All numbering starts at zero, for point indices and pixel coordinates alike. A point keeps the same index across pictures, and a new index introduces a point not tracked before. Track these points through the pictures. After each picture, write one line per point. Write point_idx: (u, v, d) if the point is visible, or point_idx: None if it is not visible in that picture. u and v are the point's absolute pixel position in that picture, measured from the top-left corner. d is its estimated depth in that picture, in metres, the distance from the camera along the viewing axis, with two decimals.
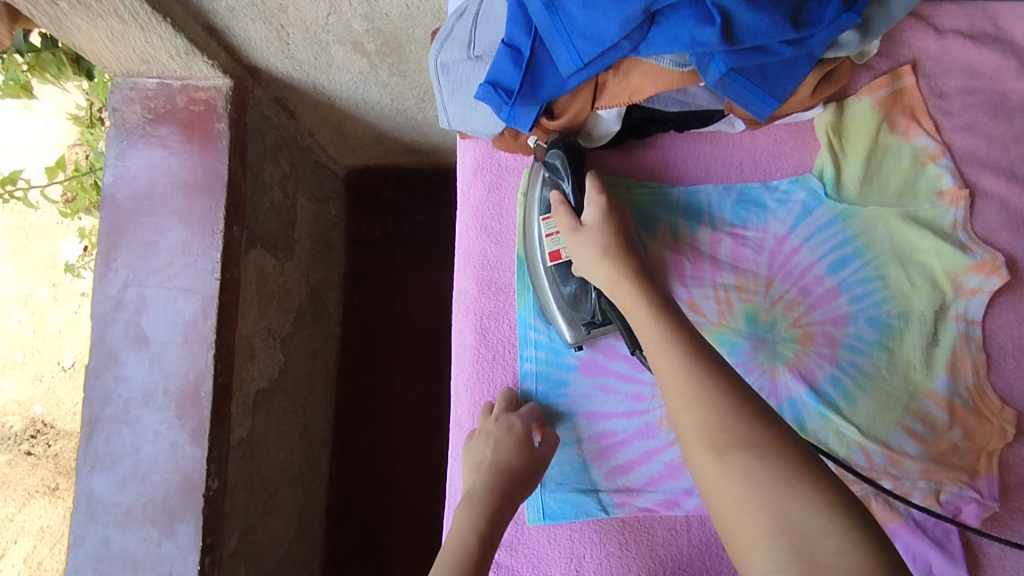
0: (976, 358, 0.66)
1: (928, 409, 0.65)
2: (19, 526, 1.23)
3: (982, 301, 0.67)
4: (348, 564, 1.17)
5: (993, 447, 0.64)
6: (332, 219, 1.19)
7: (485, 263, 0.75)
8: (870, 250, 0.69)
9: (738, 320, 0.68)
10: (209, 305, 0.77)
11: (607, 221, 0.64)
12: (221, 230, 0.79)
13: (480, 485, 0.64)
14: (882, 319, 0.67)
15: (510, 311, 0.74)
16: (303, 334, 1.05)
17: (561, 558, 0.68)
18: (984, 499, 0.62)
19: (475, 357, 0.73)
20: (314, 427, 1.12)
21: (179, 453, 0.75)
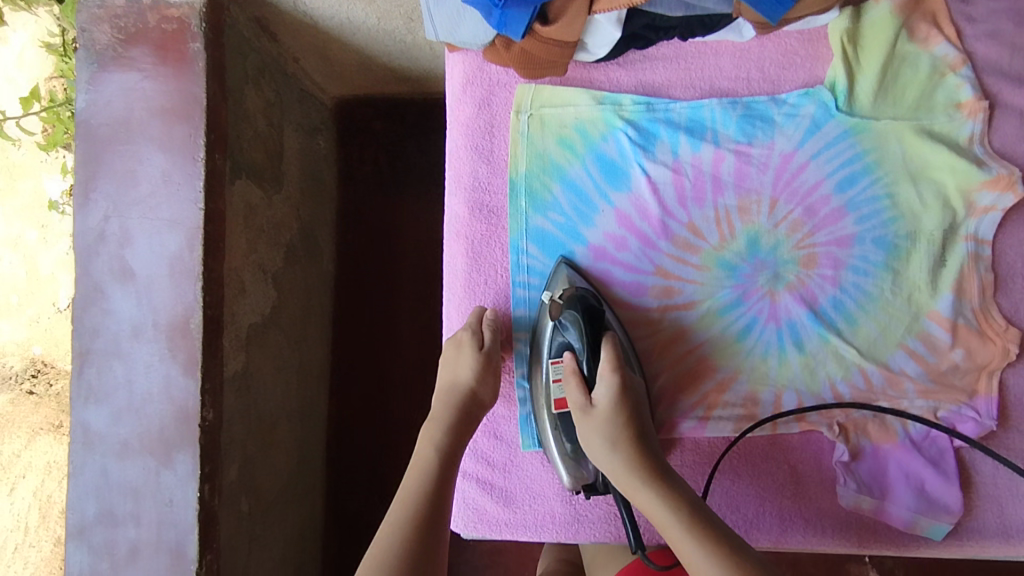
0: (983, 278, 0.68)
1: (931, 330, 0.69)
2: (25, 462, 1.25)
3: (995, 219, 0.68)
4: (350, 495, 1.20)
5: (995, 367, 0.67)
6: (321, 152, 1.15)
7: (476, 186, 0.74)
8: (881, 167, 0.70)
9: (740, 241, 0.71)
10: (194, 235, 0.75)
11: (615, 411, 0.66)
12: (203, 157, 0.75)
13: (445, 404, 0.70)
14: (889, 240, 0.69)
15: (502, 236, 0.74)
16: (295, 269, 1.04)
17: (555, 476, 0.74)
18: (980, 417, 0.67)
19: (466, 283, 0.74)
20: (311, 363, 1.12)
21: (172, 385, 0.74)
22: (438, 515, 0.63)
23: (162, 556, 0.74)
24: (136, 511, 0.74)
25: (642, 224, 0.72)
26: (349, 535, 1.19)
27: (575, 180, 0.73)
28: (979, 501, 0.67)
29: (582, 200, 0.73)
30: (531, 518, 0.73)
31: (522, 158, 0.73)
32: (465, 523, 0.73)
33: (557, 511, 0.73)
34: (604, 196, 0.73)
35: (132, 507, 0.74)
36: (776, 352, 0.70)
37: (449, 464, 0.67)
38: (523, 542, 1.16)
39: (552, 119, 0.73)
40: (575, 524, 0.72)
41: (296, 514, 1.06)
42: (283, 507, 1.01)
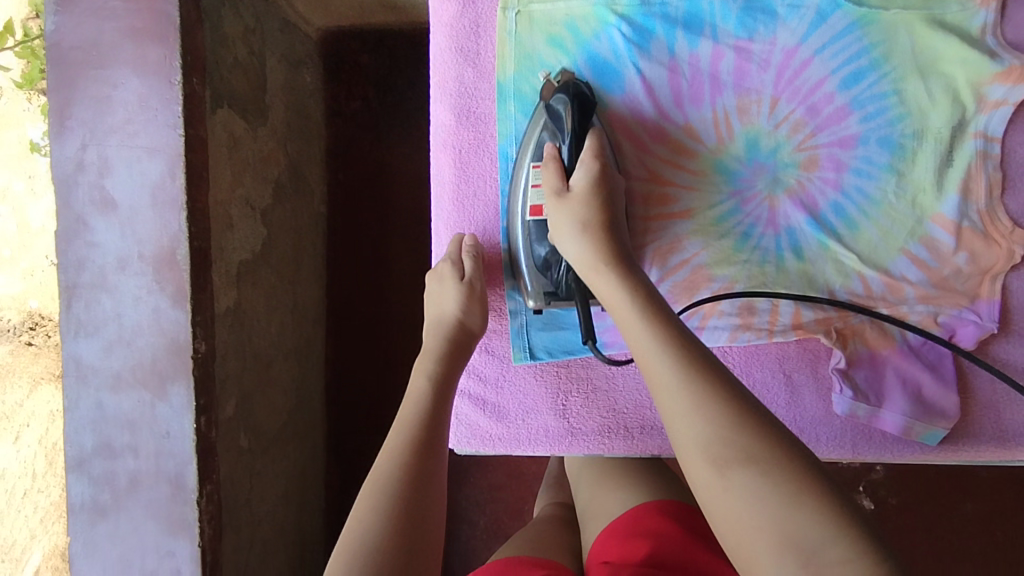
0: (991, 177, 0.66)
1: (934, 233, 0.67)
2: (27, 412, 1.22)
3: (1005, 114, 0.66)
4: (350, 435, 1.21)
5: (998, 270, 0.66)
6: (307, 87, 1.11)
7: (462, 92, 0.72)
8: (888, 62, 0.67)
9: (739, 143, 0.68)
10: (176, 162, 0.72)
11: (593, 195, 0.64)
12: (180, 81, 0.72)
13: (436, 341, 0.69)
14: (894, 140, 0.67)
15: (491, 144, 0.72)
16: (284, 207, 1.01)
17: (548, 392, 0.74)
18: (980, 321, 0.66)
19: (455, 195, 0.73)
20: (306, 304, 1.11)
21: (162, 317, 0.73)
22: (436, 440, 0.62)
23: (163, 486, 0.74)
24: (134, 443, 0.74)
25: (638, 127, 0.69)
26: (351, 474, 1.20)
27: (567, 81, 0.70)
28: (976, 407, 0.67)
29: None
30: (525, 433, 0.74)
31: (510, 60, 0.70)
32: (459, 438, 0.75)
33: (549, 425, 0.74)
34: (598, 99, 0.70)
35: (130, 439, 0.74)
36: (774, 259, 0.69)
37: (443, 393, 0.66)
38: (523, 478, 1.18)
39: (543, 17, 0.70)
40: (568, 437, 0.74)
41: (296, 453, 1.07)
42: (283, 444, 1.02)
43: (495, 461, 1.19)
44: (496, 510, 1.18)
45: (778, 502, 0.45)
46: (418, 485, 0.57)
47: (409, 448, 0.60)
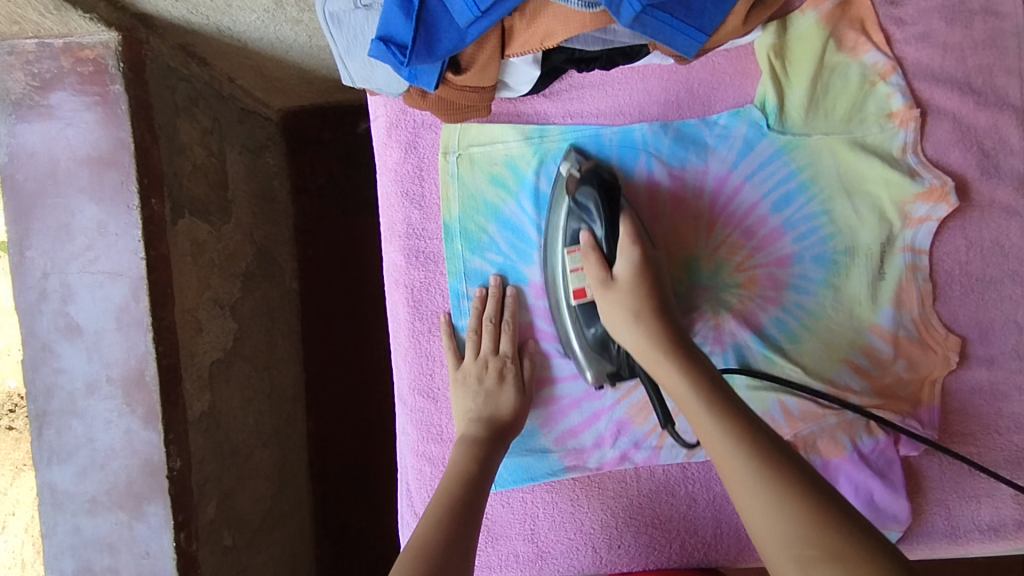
0: (922, 288, 0.68)
1: (873, 343, 0.69)
2: (13, 500, 1.15)
3: (930, 229, 0.68)
4: (338, 506, 1.21)
5: (936, 376, 0.68)
6: (270, 169, 1.12)
7: (411, 233, 0.72)
8: (816, 183, 0.69)
9: (681, 269, 0.70)
10: (139, 286, 0.73)
11: (639, 283, 0.63)
12: (137, 204, 0.73)
13: (474, 432, 0.67)
14: (828, 256, 0.69)
15: (442, 281, 0.72)
16: (254, 296, 1.02)
17: (516, 517, 0.73)
18: (922, 426, 0.67)
19: (410, 332, 0.73)
20: (283, 385, 1.11)
21: (134, 438, 0.73)
22: (477, 497, 0.61)
23: None
24: (114, 565, 0.74)
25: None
26: (340, 547, 1.21)
27: (510, 217, 0.72)
28: (928, 506, 0.69)
29: (519, 237, 0.72)
30: (495, 560, 0.73)
31: (454, 201, 0.71)
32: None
33: (520, 550, 0.73)
34: (541, 232, 0.72)
35: (109, 561, 0.74)
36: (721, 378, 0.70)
37: (483, 476, 0.63)
38: None
39: (481, 159, 0.71)
40: (539, 563, 0.73)
41: (283, 536, 1.07)
42: (268, 531, 1.02)
43: None
44: None
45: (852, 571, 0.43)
46: (457, 562, 0.52)
47: (450, 521, 0.57)
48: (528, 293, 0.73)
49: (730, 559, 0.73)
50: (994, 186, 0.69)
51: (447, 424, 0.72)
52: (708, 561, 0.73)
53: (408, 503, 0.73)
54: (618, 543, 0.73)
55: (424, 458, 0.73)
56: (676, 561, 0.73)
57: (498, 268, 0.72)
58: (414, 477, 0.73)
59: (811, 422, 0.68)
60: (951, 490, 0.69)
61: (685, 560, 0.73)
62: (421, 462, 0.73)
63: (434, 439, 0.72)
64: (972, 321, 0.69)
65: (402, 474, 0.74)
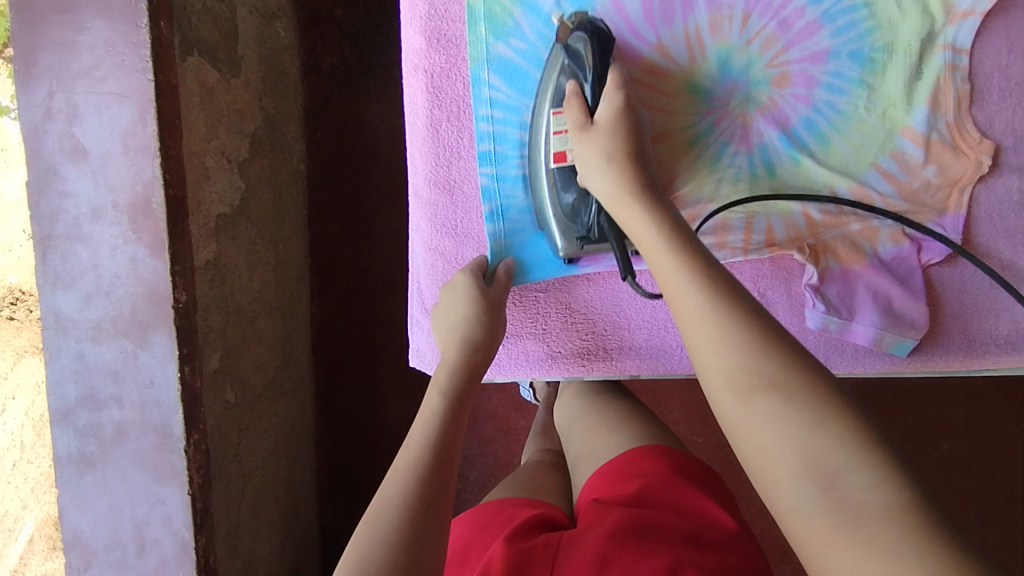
0: (960, 89, 0.64)
1: (904, 147, 0.67)
2: (13, 385, 1.07)
3: (974, 25, 0.63)
4: (339, 393, 1.22)
5: (966, 181, 0.65)
6: (281, 41, 1.08)
7: (432, 14, 0.69)
8: None
9: (713, 61, 0.67)
10: (146, 107, 0.71)
11: (618, 129, 0.60)
12: (147, 23, 0.70)
13: (450, 348, 0.67)
14: (865, 54, 0.66)
15: (462, 68, 0.70)
16: (261, 162, 0.99)
17: (525, 316, 0.75)
18: (945, 233, 0.66)
19: (428, 122, 0.71)
20: (288, 262, 1.10)
21: (140, 266, 0.72)
22: (455, 437, 0.60)
23: (149, 435, 0.74)
24: (118, 394, 0.74)
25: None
26: (343, 433, 1.22)
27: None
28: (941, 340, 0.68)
29: (545, 23, 0.68)
30: (504, 358, 0.75)
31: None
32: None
33: (531, 349, 0.75)
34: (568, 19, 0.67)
35: (113, 390, 0.74)
36: (746, 178, 0.68)
37: (461, 408, 0.63)
38: (511, 432, 1.21)
39: None
40: (547, 362, 0.75)
41: (283, 411, 1.07)
42: (270, 399, 1.02)
43: (482, 417, 1.21)
44: (485, 463, 1.22)
45: (803, 423, 0.42)
46: (427, 510, 0.52)
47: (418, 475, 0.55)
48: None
49: None
50: None
51: (462, 218, 0.73)
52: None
53: (419, 296, 0.75)
54: (626, 342, 0.74)
55: (436, 253, 0.73)
56: (683, 366, 0.73)
57: (522, 56, 0.68)
58: (427, 274, 0.74)
59: (833, 227, 0.68)
60: (966, 324, 0.68)
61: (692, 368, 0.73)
62: (433, 256, 0.73)
63: (448, 234, 0.73)
64: (1007, 128, 0.65)
65: (413, 270, 0.75)
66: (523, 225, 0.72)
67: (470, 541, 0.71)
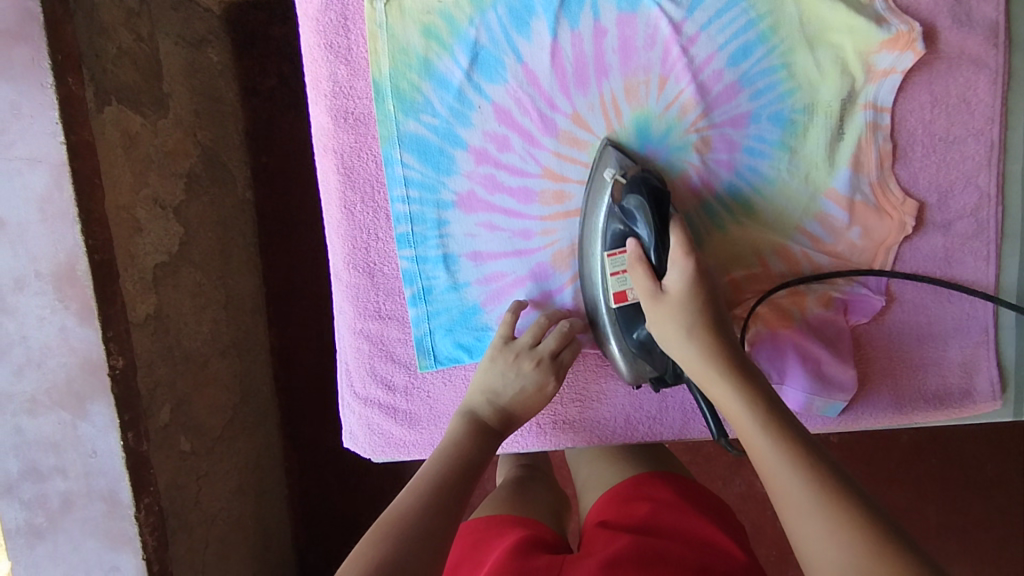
0: (881, 149, 0.63)
1: (828, 209, 0.64)
2: None
3: (894, 84, 0.62)
4: (304, 420, 1.20)
5: (890, 243, 0.64)
6: (214, 66, 1.03)
7: (338, 92, 0.65)
8: (777, 33, 0.62)
9: (630, 128, 0.65)
10: (61, 173, 0.68)
11: (691, 297, 0.59)
12: (53, 83, 0.66)
13: (486, 414, 0.66)
14: (785, 116, 0.63)
15: (374, 146, 0.66)
16: (200, 200, 0.96)
17: (457, 397, 0.71)
18: (872, 293, 0.65)
19: (342, 203, 0.67)
20: (240, 296, 1.07)
21: (70, 335, 0.70)
22: (464, 487, 0.59)
23: (97, 503, 0.74)
24: (61, 465, 0.73)
25: (523, 118, 0.65)
26: (310, 460, 1.20)
27: (446, 75, 0.64)
28: (873, 383, 0.67)
29: (457, 98, 0.65)
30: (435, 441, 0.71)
31: (384, 55, 0.64)
32: (371, 448, 0.72)
33: None
34: (479, 91, 0.65)
35: (56, 461, 0.73)
36: None
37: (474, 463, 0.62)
38: None
39: (414, 7, 0.63)
40: None
41: (246, 446, 1.06)
42: (230, 438, 1.01)
43: None
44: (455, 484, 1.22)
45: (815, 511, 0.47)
46: (430, 537, 0.52)
47: (427, 511, 0.55)
48: (466, 159, 0.66)
49: (675, 432, 0.71)
50: (965, 36, 0.61)
51: (386, 300, 0.69)
52: (651, 435, 0.71)
53: (347, 379, 0.71)
54: (559, 417, 0.71)
55: (362, 336, 0.69)
56: (620, 434, 0.71)
57: (434, 132, 0.65)
58: (354, 357, 0.70)
59: (760, 292, 0.66)
60: (896, 377, 0.67)
61: (629, 434, 0.71)
62: (359, 340, 0.69)
63: (373, 316, 0.69)
64: (930, 185, 0.64)
65: (340, 352, 0.71)
66: (449, 308, 0.69)
67: (460, 561, 0.69)
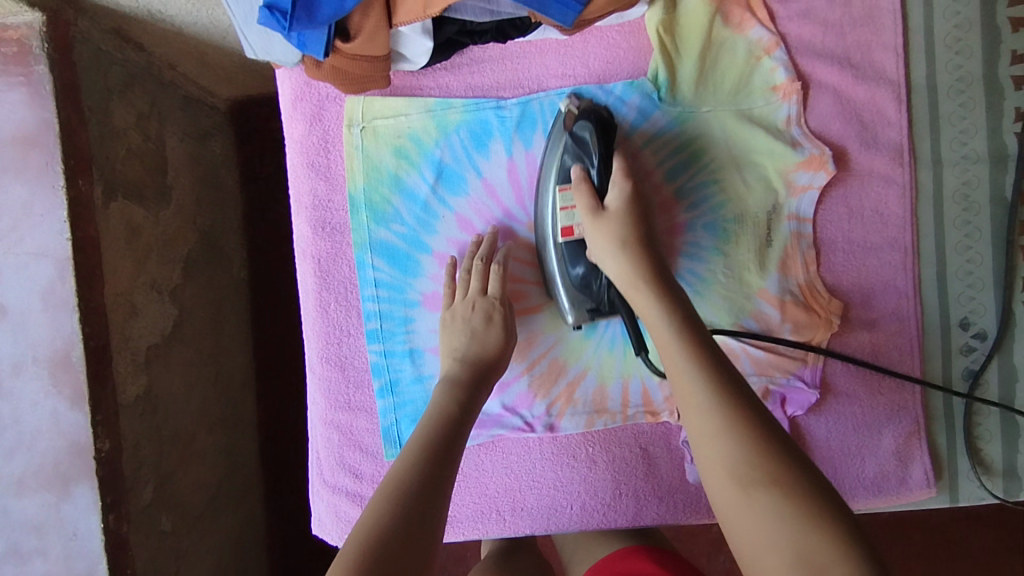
0: (806, 255, 0.69)
1: (762, 308, 0.69)
2: None
3: (812, 198, 0.69)
4: (289, 492, 1.20)
5: (819, 340, 0.69)
6: (217, 157, 1.11)
7: (316, 203, 0.71)
8: (707, 154, 0.68)
9: None
10: (65, 267, 0.73)
11: (630, 216, 0.62)
12: (63, 185, 0.73)
13: (458, 370, 0.66)
14: (719, 225, 0.69)
15: (347, 252, 0.71)
16: (196, 280, 1.01)
17: None
18: (805, 386, 0.69)
19: (317, 302, 0.72)
20: (230, 370, 1.10)
21: (61, 419, 0.74)
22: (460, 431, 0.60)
23: None
24: (42, 546, 0.75)
25: (483, 226, 0.71)
26: (293, 535, 1.20)
27: (414, 189, 0.71)
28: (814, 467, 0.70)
29: (424, 209, 0.71)
30: None
31: (359, 173, 0.70)
32: (339, 534, 0.73)
33: None
34: (444, 202, 0.71)
35: (38, 542, 0.75)
36: (619, 347, 0.72)
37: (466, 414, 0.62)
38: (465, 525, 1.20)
39: (386, 132, 0.70)
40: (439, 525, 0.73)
41: (229, 522, 1.06)
42: (214, 514, 1.01)
43: None
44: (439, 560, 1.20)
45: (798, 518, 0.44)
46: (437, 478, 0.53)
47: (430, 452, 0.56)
48: (432, 263, 0.72)
49: (630, 520, 0.73)
50: (873, 157, 0.69)
51: (356, 393, 0.72)
52: (607, 522, 0.73)
53: (318, 469, 0.73)
54: (519, 506, 0.73)
55: (332, 426, 0.72)
56: (576, 521, 0.73)
57: (402, 239, 0.71)
58: (324, 447, 0.73)
59: None
60: (835, 466, 0.70)
61: (585, 522, 0.73)
62: (329, 430, 0.72)
63: (343, 408, 0.72)
64: (854, 286, 0.70)
65: (311, 441, 0.74)
66: (415, 399, 0.72)
67: None
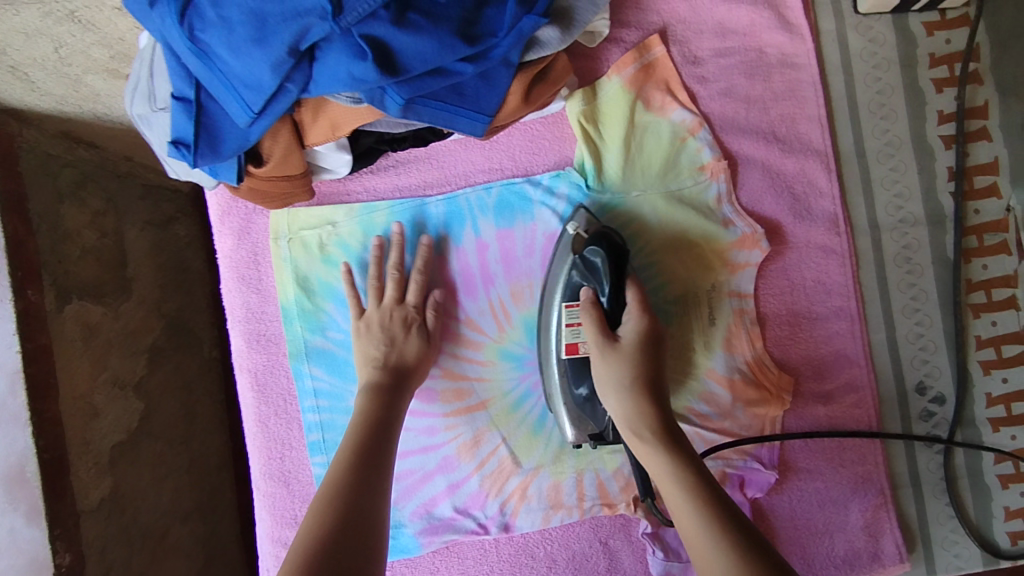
0: (750, 332, 0.68)
1: (711, 388, 0.69)
2: None
3: (751, 274, 0.68)
4: None
5: (773, 417, 0.68)
6: (182, 241, 1.03)
7: (249, 316, 0.71)
8: (640, 239, 0.69)
9: (521, 330, 0.70)
10: (15, 379, 0.73)
11: (641, 353, 0.59)
12: (10, 298, 0.73)
13: (375, 377, 0.64)
14: (659, 307, 0.69)
15: (283, 363, 0.71)
16: (163, 370, 0.96)
17: None
18: (764, 467, 0.68)
19: (257, 418, 0.71)
20: (205, 455, 1.03)
21: (18, 538, 0.74)
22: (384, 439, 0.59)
23: None
24: None
25: None
26: None
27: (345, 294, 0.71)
28: (783, 546, 0.68)
29: None
30: None
31: (289, 284, 0.70)
32: None
33: None
34: None
35: None
36: (571, 440, 0.71)
37: (389, 421, 0.61)
38: None
39: (312, 241, 0.70)
40: None
41: None
42: None
43: None
44: None
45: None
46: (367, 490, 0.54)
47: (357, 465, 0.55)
48: None
49: None
50: (808, 229, 0.69)
51: (301, 509, 0.71)
52: None
53: None
54: None
55: (279, 544, 0.70)
56: None
57: (339, 346, 0.71)
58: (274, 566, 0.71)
59: None
60: (803, 545, 0.68)
61: None
62: (277, 548, 0.70)
63: (290, 524, 0.71)
64: (805, 357, 0.69)
65: (261, 559, 0.72)
66: None
67: None
